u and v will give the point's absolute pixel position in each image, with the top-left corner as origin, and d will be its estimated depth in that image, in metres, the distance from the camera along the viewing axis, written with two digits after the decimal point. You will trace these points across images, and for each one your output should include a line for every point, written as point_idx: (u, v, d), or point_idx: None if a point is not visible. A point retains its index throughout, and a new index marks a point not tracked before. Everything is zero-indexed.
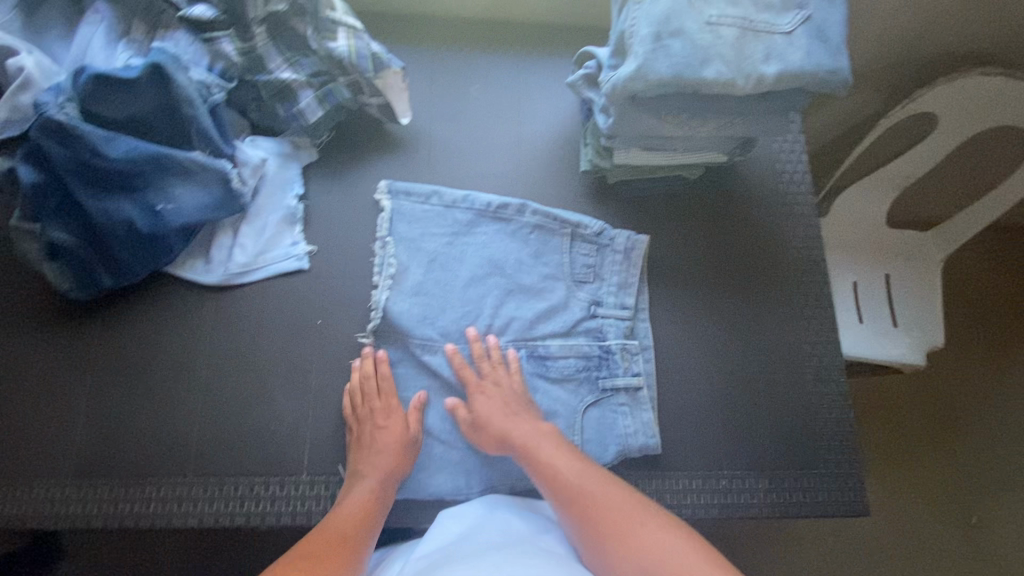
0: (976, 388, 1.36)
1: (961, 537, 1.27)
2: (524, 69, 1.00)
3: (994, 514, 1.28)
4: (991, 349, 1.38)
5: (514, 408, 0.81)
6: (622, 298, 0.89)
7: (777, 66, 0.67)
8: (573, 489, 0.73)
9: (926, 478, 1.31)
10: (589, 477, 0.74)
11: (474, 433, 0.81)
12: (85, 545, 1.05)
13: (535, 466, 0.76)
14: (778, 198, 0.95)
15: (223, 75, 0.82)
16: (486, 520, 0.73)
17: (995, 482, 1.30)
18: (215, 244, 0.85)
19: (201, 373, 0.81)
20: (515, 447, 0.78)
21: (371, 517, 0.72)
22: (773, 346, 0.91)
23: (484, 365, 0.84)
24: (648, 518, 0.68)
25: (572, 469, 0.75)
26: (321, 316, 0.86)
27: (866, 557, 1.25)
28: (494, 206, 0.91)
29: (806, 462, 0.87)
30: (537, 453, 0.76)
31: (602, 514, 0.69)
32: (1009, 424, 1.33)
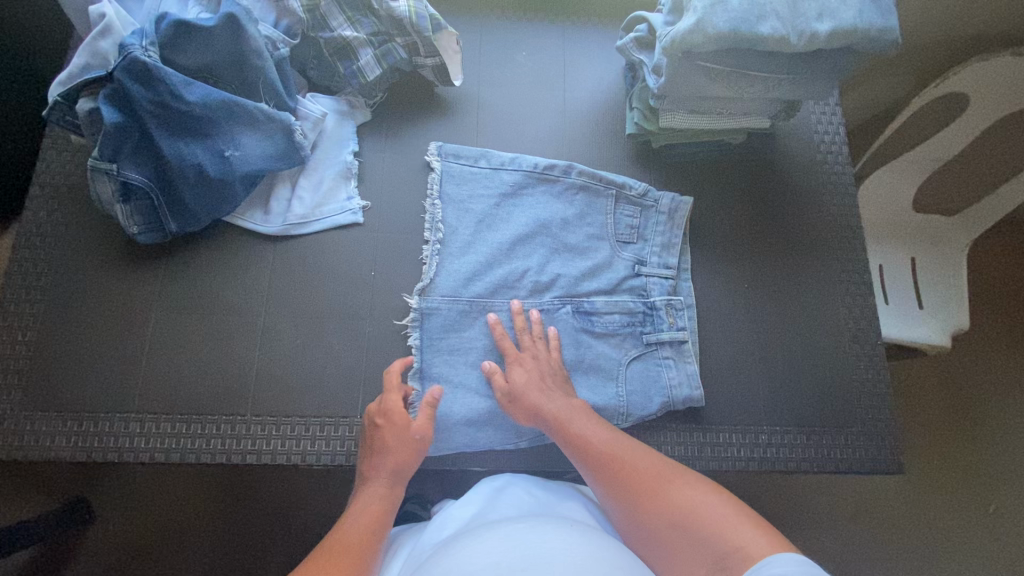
0: (999, 370, 1.37)
1: (984, 516, 1.28)
2: (571, 39, 1.03)
3: (1016, 493, 1.30)
4: (1016, 333, 1.39)
5: (549, 386, 0.81)
6: (665, 258, 0.91)
7: (830, 23, 0.71)
8: (605, 457, 0.74)
9: (951, 458, 1.32)
10: (621, 449, 0.74)
11: (510, 405, 0.81)
12: (124, 499, 1.06)
13: (569, 441, 0.76)
14: (817, 167, 0.98)
15: (287, 32, 0.85)
16: (506, 496, 0.75)
17: (1017, 462, 1.32)
18: (274, 195, 0.88)
19: (260, 318, 0.84)
20: (551, 425, 0.78)
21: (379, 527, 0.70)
22: (813, 308, 0.93)
23: (524, 337, 0.85)
24: (685, 482, 0.69)
25: (605, 439, 0.75)
26: (374, 267, 0.88)
27: (891, 534, 1.26)
28: (541, 167, 0.93)
29: (845, 421, 0.88)
30: (570, 427, 0.77)
31: (635, 479, 0.71)
32: None
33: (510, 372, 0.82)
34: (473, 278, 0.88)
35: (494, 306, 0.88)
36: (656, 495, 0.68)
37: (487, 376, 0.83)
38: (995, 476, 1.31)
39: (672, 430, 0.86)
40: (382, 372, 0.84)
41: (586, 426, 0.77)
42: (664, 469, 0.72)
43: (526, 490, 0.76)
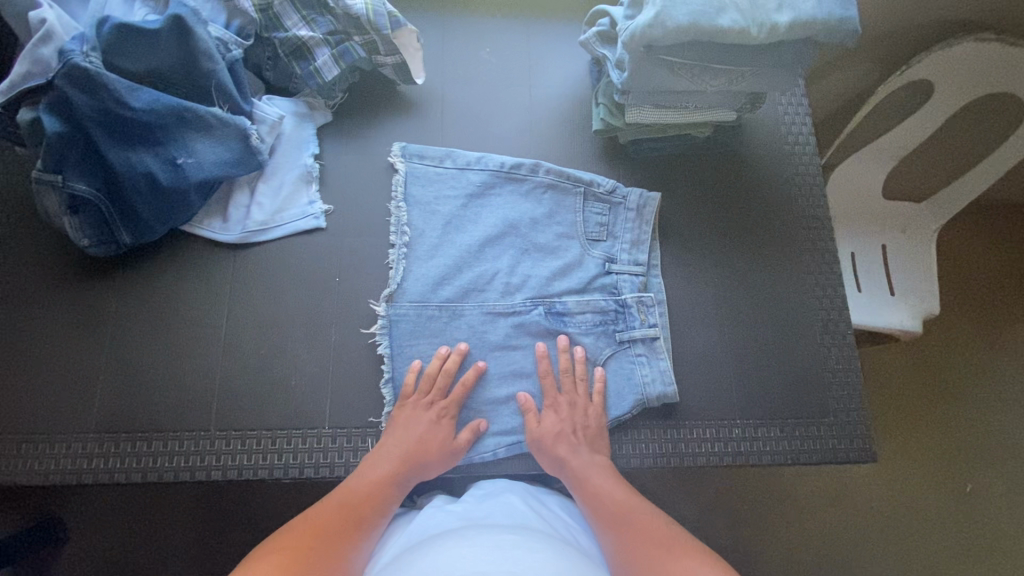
0: (970, 354, 1.40)
1: (959, 500, 1.31)
2: (535, 34, 1.02)
3: (988, 477, 1.32)
4: (984, 317, 1.42)
5: (581, 435, 0.80)
6: (635, 255, 0.91)
7: (789, 14, 0.70)
8: (616, 512, 0.73)
9: (925, 444, 1.34)
10: (632, 507, 0.73)
11: (537, 453, 0.80)
12: (90, 520, 1.03)
13: (586, 490, 0.76)
14: (784, 158, 0.98)
15: (240, 33, 0.82)
16: (499, 500, 0.74)
17: (988, 446, 1.35)
18: (232, 202, 0.85)
19: (222, 330, 0.82)
20: (570, 475, 0.77)
21: (375, 506, 0.72)
22: (783, 300, 0.93)
23: (565, 380, 0.84)
24: (685, 556, 0.66)
25: (618, 496, 0.75)
26: (339, 274, 0.86)
27: (868, 520, 1.28)
28: (507, 166, 0.93)
29: (817, 412, 0.88)
30: (588, 485, 0.76)
31: (641, 539, 0.69)
32: (1001, 390, 1.38)
33: (542, 416, 0.81)
34: (442, 281, 0.87)
35: (463, 309, 0.86)
36: (654, 560, 0.66)
37: (521, 409, 0.83)
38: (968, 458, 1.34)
39: (647, 428, 0.85)
40: (350, 381, 0.82)
41: (601, 481, 0.76)
42: (667, 537, 0.69)
43: (518, 497, 0.76)
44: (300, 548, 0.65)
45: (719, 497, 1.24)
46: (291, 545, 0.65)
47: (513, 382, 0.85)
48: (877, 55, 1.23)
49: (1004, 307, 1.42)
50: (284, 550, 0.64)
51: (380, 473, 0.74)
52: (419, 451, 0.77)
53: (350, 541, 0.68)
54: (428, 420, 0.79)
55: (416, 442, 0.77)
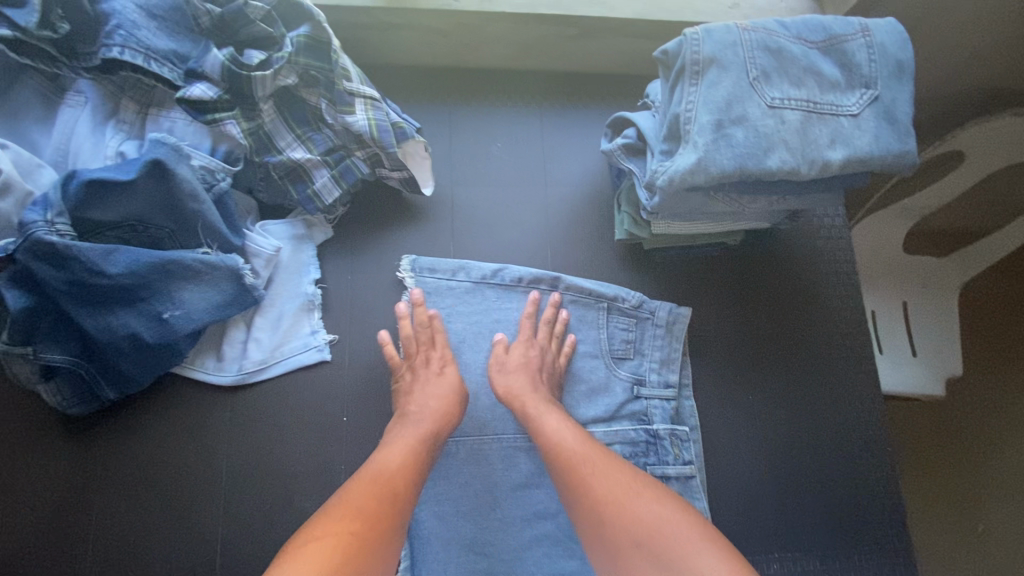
0: None
1: None
2: (548, 124, 0.94)
3: None
4: None
5: (541, 379, 0.79)
6: (665, 376, 0.86)
7: (844, 151, 0.63)
8: (572, 459, 0.67)
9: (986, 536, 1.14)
10: (595, 457, 0.67)
11: (497, 381, 0.79)
12: None
13: (536, 430, 0.73)
14: (819, 258, 0.92)
15: (228, 157, 0.74)
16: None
17: None
18: (227, 340, 0.77)
19: (222, 484, 0.75)
20: (524, 407, 0.75)
21: (414, 472, 0.66)
22: (821, 415, 0.87)
23: (541, 330, 0.84)
24: (671, 510, 0.61)
25: (583, 450, 0.68)
26: (348, 412, 0.79)
27: None
28: (525, 280, 0.86)
29: (857, 539, 0.84)
30: (541, 422, 0.73)
31: (601, 484, 0.64)
32: None
33: (510, 351, 0.82)
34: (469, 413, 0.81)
35: (488, 440, 0.81)
36: (635, 525, 0.60)
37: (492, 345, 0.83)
38: None
39: None
40: None
41: (560, 428, 0.71)
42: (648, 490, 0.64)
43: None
44: (345, 533, 0.56)
45: None
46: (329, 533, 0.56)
47: (539, 522, 0.79)
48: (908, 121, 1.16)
49: None
50: (328, 538, 0.56)
51: (400, 446, 0.68)
52: (433, 418, 0.72)
53: (394, 530, 0.60)
54: (434, 385, 0.76)
55: (428, 410, 0.73)
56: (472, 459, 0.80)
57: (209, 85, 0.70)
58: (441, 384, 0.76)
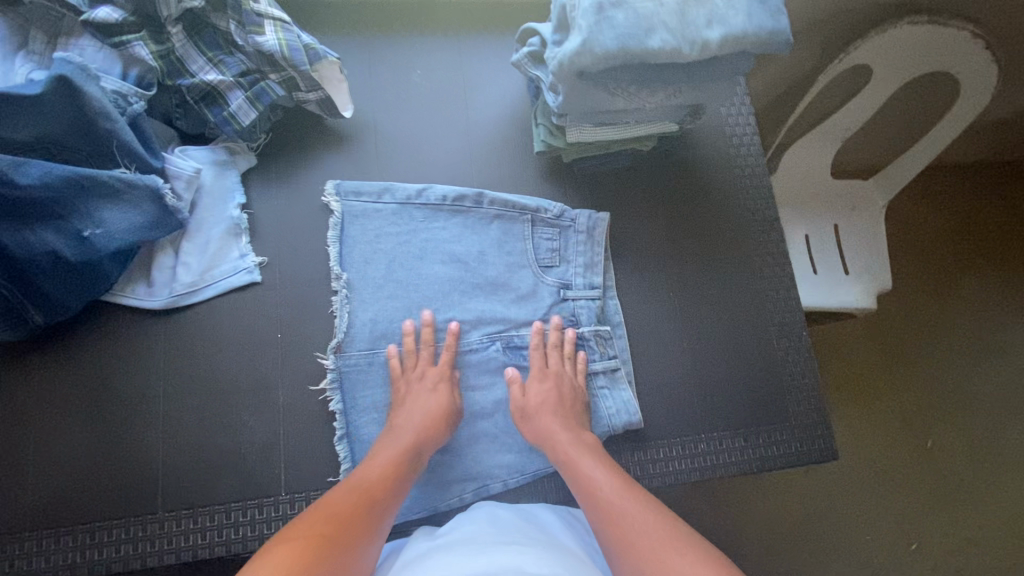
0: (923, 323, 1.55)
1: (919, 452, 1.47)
2: (466, 49, 0.96)
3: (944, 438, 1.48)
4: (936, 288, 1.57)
5: (563, 411, 0.81)
6: (589, 278, 0.90)
7: (720, 30, 0.68)
8: (612, 508, 0.69)
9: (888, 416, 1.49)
10: (636, 508, 0.68)
11: (523, 422, 0.81)
12: None
13: (577, 475, 0.74)
14: (729, 163, 0.97)
15: (140, 82, 0.75)
16: (498, 518, 0.72)
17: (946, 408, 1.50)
18: (155, 265, 0.79)
19: (159, 404, 0.77)
20: (562, 454, 0.77)
21: (393, 482, 0.71)
22: (739, 307, 0.92)
23: (554, 356, 0.86)
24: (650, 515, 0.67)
25: (592, 473, 0.73)
26: (281, 329, 0.82)
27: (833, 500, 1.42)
28: (450, 198, 0.89)
29: (779, 417, 0.89)
30: (581, 470, 0.75)
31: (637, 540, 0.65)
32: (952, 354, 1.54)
33: (527, 385, 0.83)
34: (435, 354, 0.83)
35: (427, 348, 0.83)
36: (618, 526, 0.67)
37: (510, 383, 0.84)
38: (921, 425, 1.49)
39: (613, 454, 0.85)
40: (304, 443, 0.78)
41: (571, 447, 0.77)
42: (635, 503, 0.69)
43: (506, 515, 0.73)
44: (320, 534, 0.61)
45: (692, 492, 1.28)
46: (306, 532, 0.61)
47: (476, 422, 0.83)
48: (819, 41, 1.21)
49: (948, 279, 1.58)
50: (302, 539, 0.60)
51: (382, 464, 0.72)
52: (419, 432, 0.76)
53: (361, 530, 0.64)
54: (419, 399, 0.78)
55: (415, 425, 0.76)
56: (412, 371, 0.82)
57: (114, 7, 0.73)
58: (431, 404, 0.77)
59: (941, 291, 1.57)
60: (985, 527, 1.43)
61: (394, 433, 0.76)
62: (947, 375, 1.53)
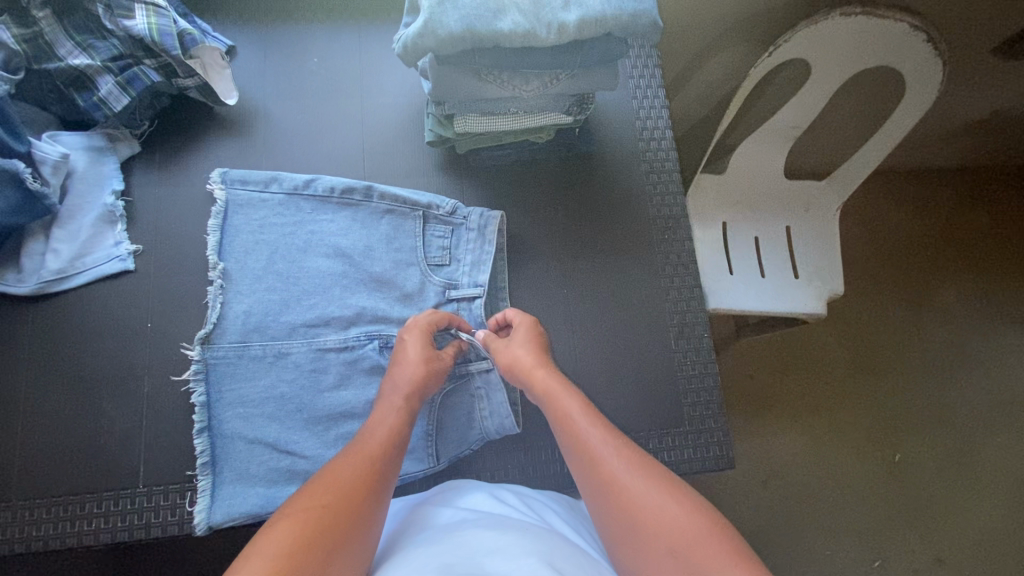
0: (891, 325, 1.48)
1: (885, 465, 1.40)
2: (367, 39, 0.95)
3: (914, 454, 1.41)
4: (908, 292, 1.50)
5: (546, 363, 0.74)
6: (475, 277, 0.86)
7: (577, 12, 0.65)
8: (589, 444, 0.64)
9: (851, 428, 1.42)
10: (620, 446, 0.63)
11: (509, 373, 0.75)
12: None
13: (554, 409, 0.69)
14: (635, 156, 0.94)
15: (6, 65, 0.73)
16: (492, 503, 0.68)
17: (917, 419, 1.43)
18: (24, 252, 0.78)
19: (21, 391, 0.76)
20: (538, 388, 0.71)
21: (394, 442, 0.67)
22: (638, 306, 0.89)
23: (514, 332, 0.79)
24: (642, 469, 0.61)
25: (571, 406, 0.68)
26: (151, 318, 0.80)
27: (783, 513, 1.36)
28: (338, 190, 0.85)
29: (673, 421, 0.85)
30: (557, 402, 0.69)
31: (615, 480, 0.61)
32: (927, 363, 1.47)
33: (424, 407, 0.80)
34: (319, 357, 0.80)
35: (298, 340, 0.80)
36: (584, 450, 0.64)
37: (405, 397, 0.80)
38: (879, 437, 1.42)
39: (491, 455, 0.82)
40: (164, 434, 0.77)
41: (564, 398, 0.69)
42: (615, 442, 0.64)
43: (490, 497, 0.70)
44: (317, 507, 0.56)
45: None
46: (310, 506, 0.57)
47: (344, 423, 0.79)
48: (754, 34, 1.17)
49: (925, 283, 1.51)
50: (301, 512, 0.56)
51: (381, 433, 0.68)
52: (413, 394, 0.73)
53: (368, 494, 0.60)
54: (407, 362, 0.75)
55: (408, 388, 0.73)
56: (281, 367, 0.79)
57: None
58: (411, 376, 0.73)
59: (906, 299, 1.50)
60: (948, 545, 1.35)
61: (387, 398, 0.73)
62: (908, 386, 1.45)
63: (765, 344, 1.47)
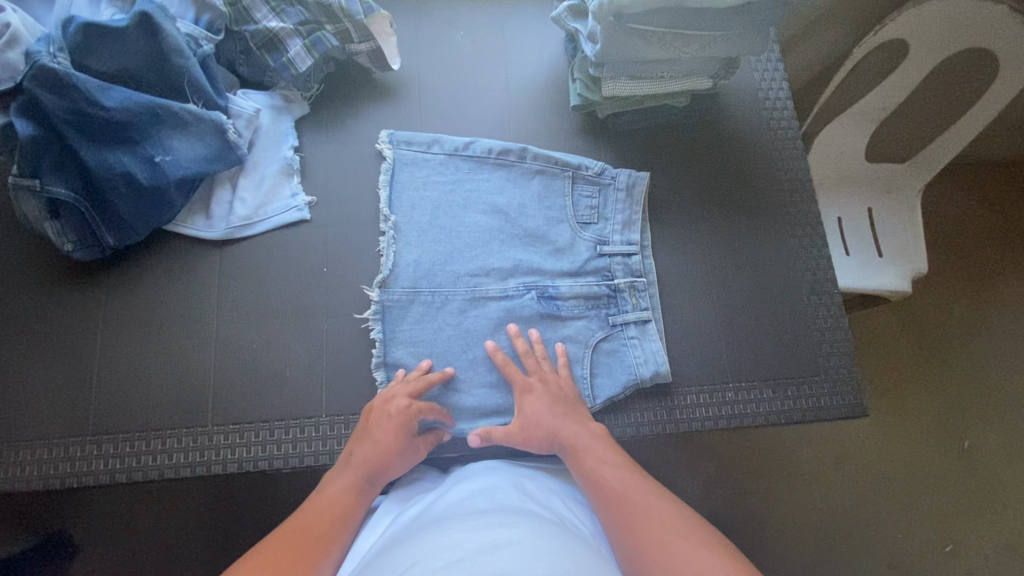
0: (970, 307, 1.49)
1: (958, 449, 1.39)
2: (507, 14, 1.01)
3: (985, 435, 1.41)
4: (984, 275, 1.51)
5: (563, 404, 0.79)
6: (627, 235, 0.91)
7: None
8: (615, 494, 0.69)
9: (927, 409, 1.42)
10: (643, 498, 0.68)
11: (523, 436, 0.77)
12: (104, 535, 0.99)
13: (577, 466, 0.73)
14: (762, 125, 0.99)
15: (210, 27, 0.82)
16: (497, 495, 0.65)
17: (996, 402, 1.43)
18: (215, 199, 0.85)
19: (212, 328, 0.82)
20: (564, 448, 0.76)
21: (347, 514, 0.69)
22: (770, 263, 0.93)
23: (542, 363, 0.82)
24: (645, 490, 0.69)
25: (598, 466, 0.72)
26: (327, 264, 0.86)
27: (877, 489, 1.36)
28: (495, 151, 0.92)
29: (808, 371, 0.90)
30: (584, 460, 0.74)
31: (643, 521, 0.64)
32: (1004, 345, 1.47)
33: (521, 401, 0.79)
34: (485, 305, 0.86)
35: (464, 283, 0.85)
36: (608, 496, 0.69)
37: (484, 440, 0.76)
38: (968, 416, 1.42)
39: (641, 400, 0.86)
40: (342, 371, 0.82)
41: (572, 428, 0.77)
42: (641, 492, 0.68)
43: (510, 483, 0.70)
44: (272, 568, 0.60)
45: (720, 467, 1.33)
46: (280, 549, 0.63)
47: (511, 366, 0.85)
48: (853, 18, 1.23)
49: (1003, 265, 1.52)
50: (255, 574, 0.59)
51: (343, 487, 0.71)
52: (371, 462, 0.73)
53: (328, 536, 0.65)
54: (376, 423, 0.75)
55: (367, 453, 0.73)
56: (451, 315, 0.85)
57: None
58: (388, 431, 0.74)
59: (987, 281, 1.51)
60: None
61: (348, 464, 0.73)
62: (996, 365, 1.46)
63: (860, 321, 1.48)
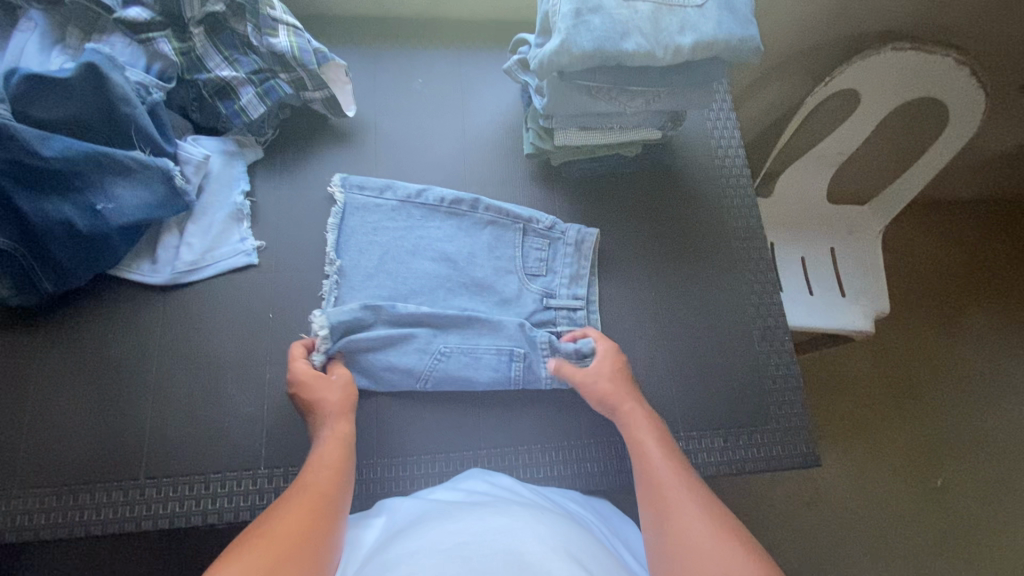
0: (937, 346, 1.50)
1: (929, 490, 1.38)
2: (467, 62, 1.03)
3: (955, 477, 1.39)
4: (948, 314, 1.52)
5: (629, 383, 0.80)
6: (574, 289, 0.91)
7: (692, 36, 0.73)
8: (657, 483, 0.65)
9: (897, 450, 1.41)
10: (682, 487, 0.63)
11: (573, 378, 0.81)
12: None
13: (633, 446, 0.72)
14: (714, 172, 1.01)
15: (161, 75, 0.84)
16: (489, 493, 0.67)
17: (967, 443, 1.42)
18: (161, 244, 0.85)
19: (150, 376, 0.80)
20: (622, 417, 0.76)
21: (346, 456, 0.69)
22: (722, 310, 0.94)
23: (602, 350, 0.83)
24: (684, 484, 0.64)
25: (650, 453, 0.70)
26: (274, 309, 0.85)
27: (845, 531, 1.34)
28: (447, 200, 0.92)
29: (759, 419, 0.89)
30: (638, 444, 0.72)
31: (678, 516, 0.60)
32: (972, 385, 1.47)
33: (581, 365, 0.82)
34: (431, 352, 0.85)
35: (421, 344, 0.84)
36: (652, 485, 0.65)
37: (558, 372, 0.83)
38: (937, 456, 1.41)
39: (590, 449, 0.85)
40: (283, 420, 0.81)
41: (630, 406, 0.77)
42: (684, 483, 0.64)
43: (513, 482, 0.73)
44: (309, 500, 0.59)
45: None
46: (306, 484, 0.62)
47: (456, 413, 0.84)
48: (807, 68, 1.26)
49: (967, 304, 1.53)
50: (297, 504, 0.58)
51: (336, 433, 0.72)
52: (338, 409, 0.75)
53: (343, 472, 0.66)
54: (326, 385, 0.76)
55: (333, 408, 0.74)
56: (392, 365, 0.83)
57: (144, 8, 0.82)
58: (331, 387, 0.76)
59: (953, 320, 1.52)
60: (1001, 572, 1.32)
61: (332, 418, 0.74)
62: (964, 405, 1.45)
63: (829, 360, 1.48)
